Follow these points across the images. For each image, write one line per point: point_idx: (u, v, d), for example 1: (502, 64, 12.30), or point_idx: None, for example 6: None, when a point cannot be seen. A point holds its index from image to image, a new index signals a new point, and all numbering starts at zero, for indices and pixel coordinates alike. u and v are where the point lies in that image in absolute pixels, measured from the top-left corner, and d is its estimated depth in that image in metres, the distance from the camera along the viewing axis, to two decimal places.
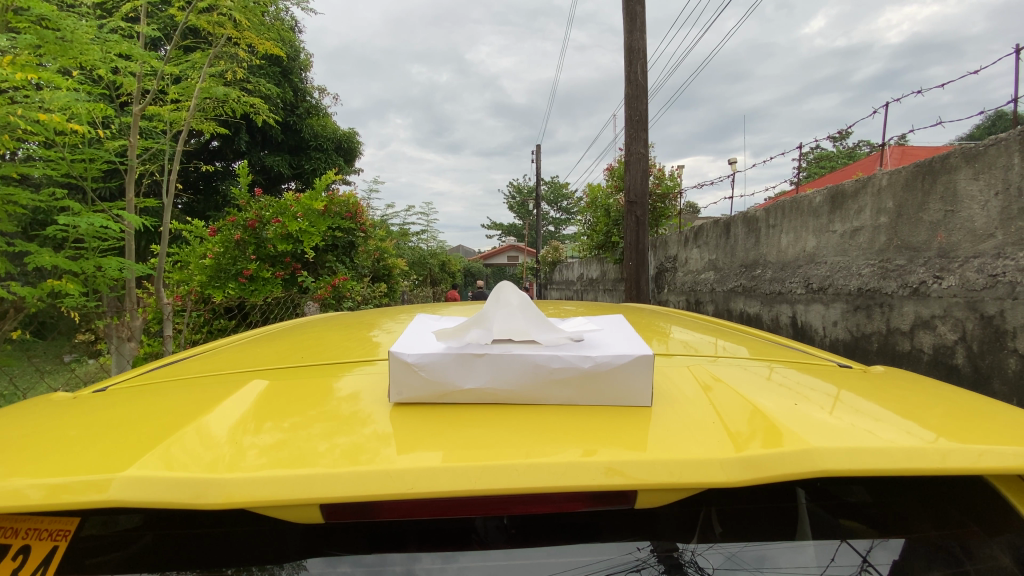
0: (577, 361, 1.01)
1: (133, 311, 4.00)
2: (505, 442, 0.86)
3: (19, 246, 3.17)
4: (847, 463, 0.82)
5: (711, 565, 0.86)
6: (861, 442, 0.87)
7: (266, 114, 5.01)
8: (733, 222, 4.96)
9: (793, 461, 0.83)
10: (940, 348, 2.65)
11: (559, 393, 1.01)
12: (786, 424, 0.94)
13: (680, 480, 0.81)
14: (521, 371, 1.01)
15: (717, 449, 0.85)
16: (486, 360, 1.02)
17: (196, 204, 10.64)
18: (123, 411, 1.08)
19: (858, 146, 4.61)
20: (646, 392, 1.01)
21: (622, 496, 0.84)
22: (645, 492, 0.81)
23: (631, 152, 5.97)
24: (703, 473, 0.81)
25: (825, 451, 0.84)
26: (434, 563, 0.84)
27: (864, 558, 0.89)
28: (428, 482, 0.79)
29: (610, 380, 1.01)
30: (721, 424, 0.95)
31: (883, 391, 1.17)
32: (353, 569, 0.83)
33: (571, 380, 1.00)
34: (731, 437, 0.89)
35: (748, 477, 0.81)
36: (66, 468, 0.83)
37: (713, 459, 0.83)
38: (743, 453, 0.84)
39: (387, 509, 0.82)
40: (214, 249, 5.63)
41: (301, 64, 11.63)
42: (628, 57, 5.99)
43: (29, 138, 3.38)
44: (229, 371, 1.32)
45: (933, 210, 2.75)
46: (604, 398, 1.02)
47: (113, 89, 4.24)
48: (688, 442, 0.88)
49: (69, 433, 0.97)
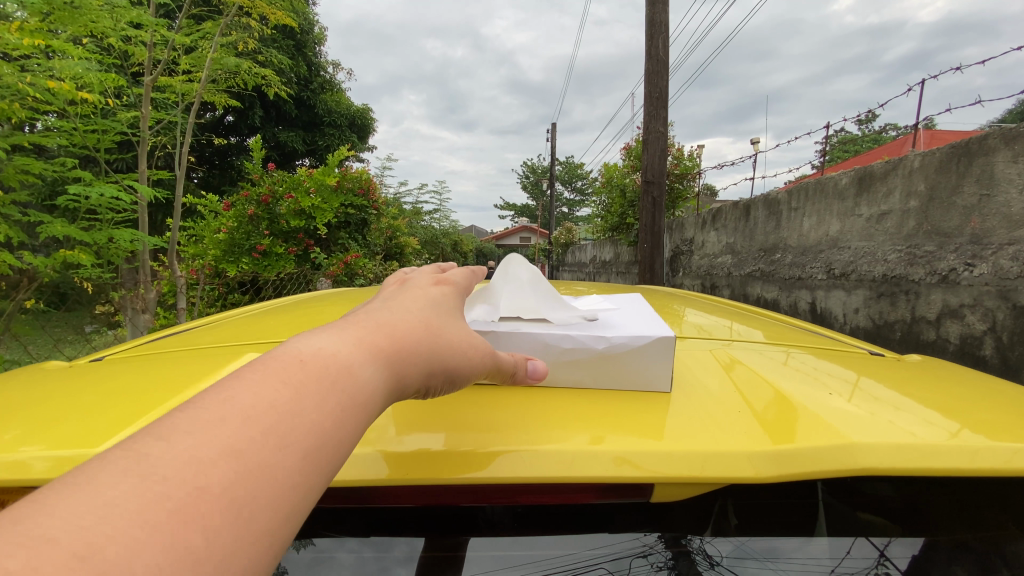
0: (592, 341, 0.96)
1: (147, 284, 4.02)
2: (513, 426, 0.83)
3: (32, 216, 3.16)
4: (864, 462, 0.77)
5: (720, 554, 0.84)
6: (877, 439, 0.81)
7: (278, 86, 4.94)
8: (754, 205, 4.81)
9: (806, 457, 0.77)
10: (967, 338, 2.56)
11: (569, 375, 0.98)
12: (817, 413, 0.89)
13: (705, 473, 0.76)
14: (531, 350, 0.96)
15: (743, 441, 0.80)
16: (499, 338, 0.96)
17: (211, 179, 10.69)
18: (122, 381, 1.06)
19: (887, 128, 4.46)
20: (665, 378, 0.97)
21: (637, 491, 0.80)
22: (663, 487, 0.77)
23: (649, 131, 5.81)
24: (730, 470, 0.76)
25: (836, 449, 0.78)
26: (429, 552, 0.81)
27: (881, 553, 0.85)
28: (431, 471, 0.75)
29: (625, 362, 0.96)
30: (748, 414, 0.89)
31: (905, 381, 1.11)
32: (362, 544, 0.83)
33: (583, 361, 0.96)
34: (738, 427, 0.84)
35: (778, 474, 0.75)
36: (72, 441, 0.81)
37: (741, 453, 0.78)
38: (777, 446, 0.79)
39: (389, 494, 0.79)
40: (228, 224, 5.60)
41: (315, 38, 11.50)
42: (649, 31, 5.79)
43: (41, 107, 3.34)
44: (229, 344, 1.30)
45: (967, 194, 2.61)
46: (618, 379, 0.98)
47: (125, 58, 4.18)
48: (712, 434, 0.83)
49: (71, 403, 0.95)
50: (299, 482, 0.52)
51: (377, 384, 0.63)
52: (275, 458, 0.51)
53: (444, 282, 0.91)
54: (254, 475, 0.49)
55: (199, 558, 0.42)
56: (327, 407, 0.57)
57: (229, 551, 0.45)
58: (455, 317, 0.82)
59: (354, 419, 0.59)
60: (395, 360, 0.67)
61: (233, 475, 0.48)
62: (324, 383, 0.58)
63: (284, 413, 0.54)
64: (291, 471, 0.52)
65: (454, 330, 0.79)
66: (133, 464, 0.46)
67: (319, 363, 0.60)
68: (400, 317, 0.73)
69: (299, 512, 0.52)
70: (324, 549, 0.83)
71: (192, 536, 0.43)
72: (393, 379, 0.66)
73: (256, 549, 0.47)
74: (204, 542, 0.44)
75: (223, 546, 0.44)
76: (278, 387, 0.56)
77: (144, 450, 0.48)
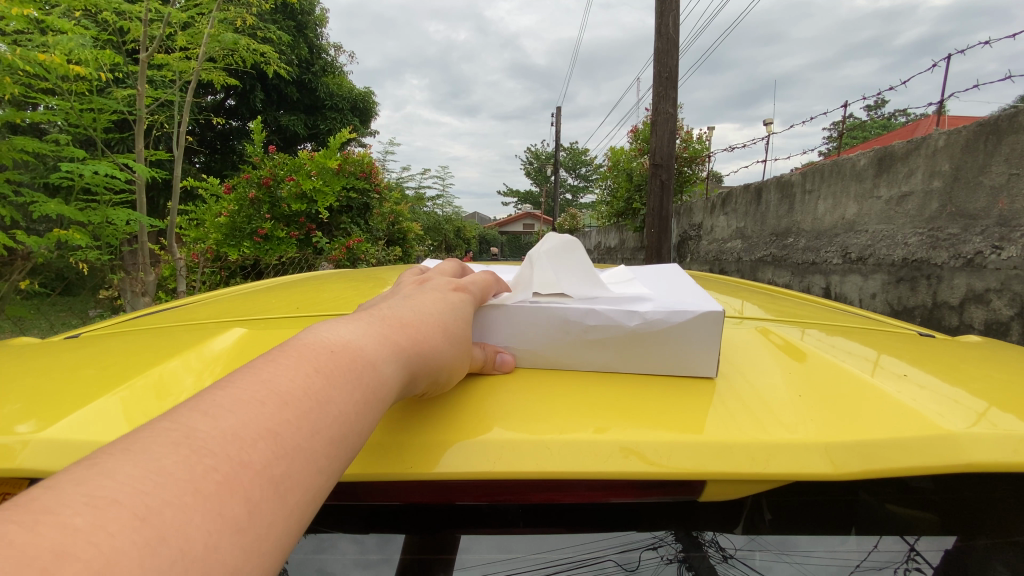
0: (623, 316, 0.88)
1: (146, 266, 3.96)
2: (529, 414, 0.76)
3: (25, 195, 3.09)
4: (907, 458, 0.69)
5: (733, 546, 0.77)
6: (909, 429, 0.73)
7: (277, 64, 4.82)
8: (766, 188, 4.69)
9: (840, 452, 0.69)
10: (993, 323, 2.48)
11: (596, 357, 0.90)
12: (867, 401, 0.81)
13: (763, 470, 0.68)
14: (554, 329, 0.89)
15: (800, 433, 0.72)
16: (521, 315, 0.89)
17: (211, 163, 10.58)
18: (87, 358, 0.98)
19: (903, 109, 4.33)
20: (707, 360, 0.88)
21: (685, 488, 0.72)
22: (713, 484, 0.70)
23: (658, 112, 5.66)
24: (788, 465, 0.68)
25: (869, 445, 0.70)
26: (410, 555, 0.75)
27: (911, 547, 0.80)
28: (445, 465, 0.68)
29: (660, 342, 0.88)
30: (802, 399, 0.81)
31: (939, 361, 1.02)
32: (366, 532, 0.77)
33: (613, 341, 0.88)
34: (762, 415, 0.77)
35: (836, 472, 0.67)
36: (14, 424, 0.73)
37: (810, 444, 0.70)
38: (843, 436, 0.72)
39: (396, 492, 0.72)
40: (229, 207, 5.53)
41: (317, 19, 11.30)
42: (660, 8, 5.63)
43: (33, 84, 3.26)
44: (211, 321, 1.23)
45: (995, 173, 2.50)
46: (651, 362, 0.90)
47: (120, 35, 4.08)
48: (758, 422, 0.75)
49: (29, 380, 0.88)
50: (324, 467, 0.51)
51: (395, 381, 0.62)
52: (305, 444, 0.50)
53: (465, 287, 0.87)
54: (288, 455, 0.48)
55: (239, 527, 0.43)
56: (353, 396, 0.55)
57: (263, 528, 0.45)
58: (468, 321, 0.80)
59: (377, 411, 0.57)
60: (413, 361, 0.65)
61: (271, 454, 0.47)
62: (350, 373, 0.56)
63: (316, 397, 0.52)
64: (317, 455, 0.51)
65: (464, 337, 0.77)
66: (182, 436, 0.46)
67: (347, 355, 0.58)
68: (419, 316, 0.71)
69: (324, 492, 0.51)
70: (326, 538, 0.77)
71: (232, 508, 0.43)
72: (409, 379, 0.64)
73: (285, 528, 0.46)
74: (246, 513, 0.44)
75: (256, 524, 0.44)
76: (310, 374, 0.54)
77: (189, 421, 0.47)
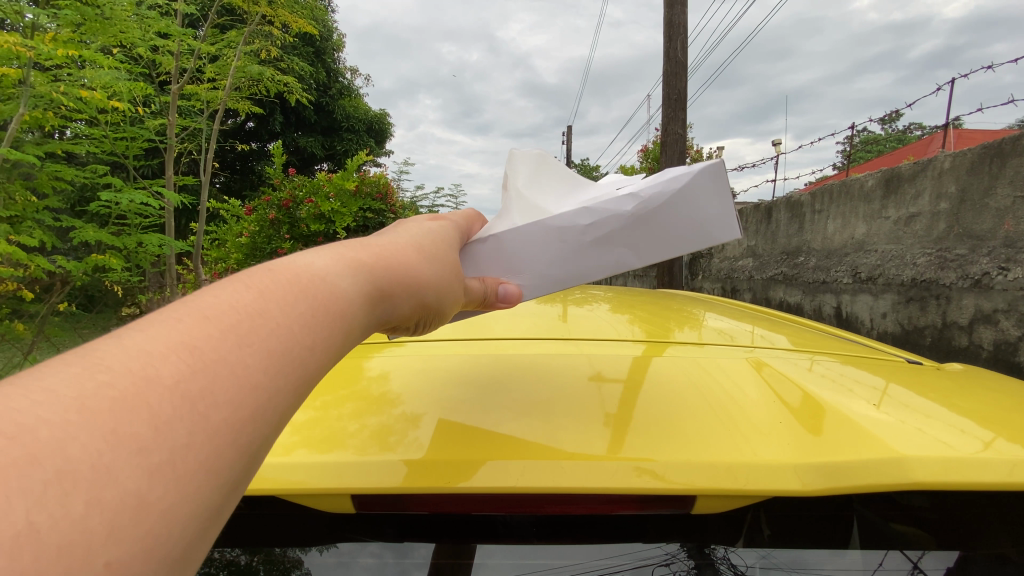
0: (620, 202, 0.93)
1: (172, 286, 4.11)
2: (551, 433, 0.83)
3: (65, 222, 3.27)
4: (891, 477, 0.75)
5: (746, 563, 0.83)
6: (894, 452, 0.79)
7: (299, 93, 5.03)
8: (775, 206, 4.74)
9: (825, 473, 0.75)
10: (1001, 344, 2.50)
11: (609, 256, 0.91)
12: (861, 425, 0.86)
13: (752, 486, 0.75)
14: (562, 246, 0.92)
15: (789, 454, 0.79)
16: (515, 237, 0.92)
17: (232, 184, 10.92)
18: None
19: (910, 128, 4.38)
20: (719, 221, 0.92)
21: (679, 500, 0.78)
22: (702, 498, 0.75)
23: (668, 133, 5.76)
24: (776, 482, 0.75)
25: (858, 466, 0.76)
26: (445, 558, 0.83)
27: (913, 565, 0.85)
28: (474, 480, 0.76)
29: (660, 219, 0.92)
30: (792, 423, 0.87)
31: (938, 390, 1.08)
32: (382, 546, 0.84)
33: (618, 230, 0.91)
34: (758, 435, 0.83)
35: (822, 487, 0.74)
36: None
37: (787, 466, 0.77)
38: (824, 458, 0.78)
39: (423, 502, 0.79)
40: (250, 229, 5.70)
41: (335, 44, 11.69)
42: (668, 32, 5.76)
43: (73, 116, 3.46)
44: None
45: (1001, 195, 2.53)
46: (664, 245, 0.91)
47: (153, 67, 4.31)
48: (756, 443, 0.82)
49: None
50: (260, 385, 0.47)
51: (357, 294, 0.58)
52: (236, 360, 0.47)
53: (445, 221, 0.89)
54: (209, 368, 0.45)
55: (143, 448, 0.38)
56: (298, 310, 0.53)
57: (180, 447, 0.40)
58: (444, 246, 0.77)
59: (326, 327, 0.54)
60: (375, 275, 0.61)
61: (187, 367, 0.44)
62: (293, 291, 0.54)
63: (250, 314, 0.51)
64: (251, 372, 0.47)
65: (441, 259, 0.73)
66: None
67: (290, 271, 0.57)
68: (388, 241, 0.69)
69: (264, 414, 0.47)
70: (346, 551, 0.85)
71: (135, 426, 0.39)
72: (376, 294, 0.61)
73: (207, 452, 0.42)
74: (152, 432, 0.39)
75: (168, 443, 0.40)
76: (247, 291, 0.53)
77: None
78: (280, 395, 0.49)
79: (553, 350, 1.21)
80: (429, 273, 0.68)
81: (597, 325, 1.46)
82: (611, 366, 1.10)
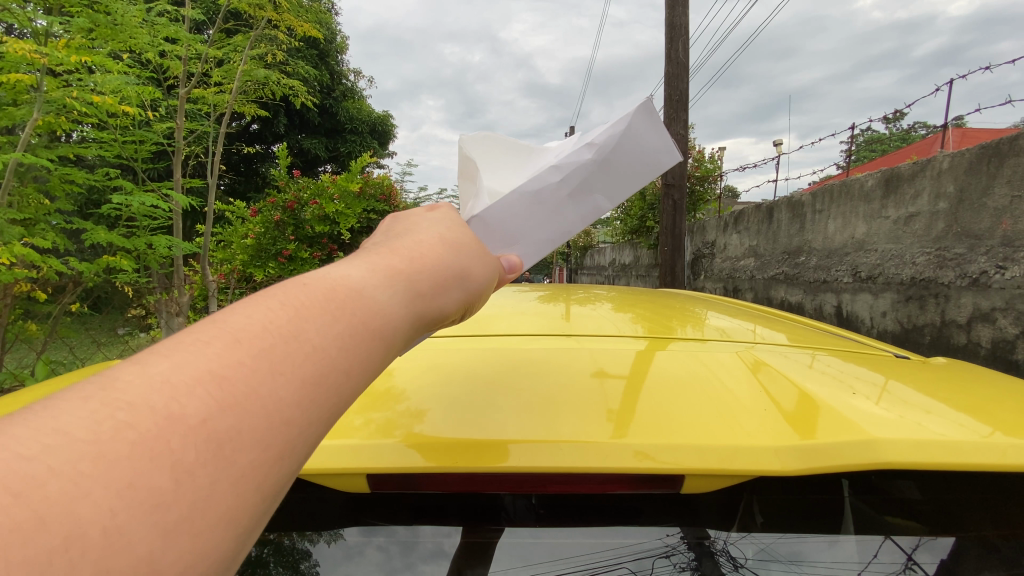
0: (578, 152, 0.90)
1: (180, 287, 4.17)
2: (558, 422, 0.88)
3: (76, 224, 3.33)
4: (868, 455, 0.80)
5: (744, 556, 0.86)
6: (872, 437, 0.83)
7: (305, 95, 5.08)
8: (777, 206, 4.75)
9: (801, 455, 0.80)
10: (999, 342, 2.53)
11: (588, 204, 0.89)
12: (850, 416, 0.90)
13: (734, 466, 0.79)
14: (545, 203, 0.87)
15: (770, 437, 0.83)
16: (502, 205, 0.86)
17: (237, 186, 10.98)
18: None
19: (913, 128, 4.39)
20: (661, 149, 0.91)
21: (668, 481, 0.83)
22: (692, 477, 0.80)
23: (670, 134, 5.79)
24: (759, 464, 0.79)
25: (838, 446, 0.81)
26: (456, 539, 0.86)
27: (909, 557, 0.87)
28: (492, 463, 0.80)
29: (622, 153, 0.90)
30: (779, 412, 0.91)
31: (932, 384, 1.12)
32: (389, 540, 0.87)
33: (587, 178, 0.89)
34: (742, 422, 0.87)
35: (800, 466, 0.79)
36: None
37: (768, 448, 0.81)
38: (804, 442, 0.82)
39: (433, 482, 0.83)
40: (255, 230, 5.75)
41: (338, 47, 11.78)
42: (669, 33, 5.79)
43: (83, 120, 3.51)
44: None
45: (998, 195, 2.55)
46: (630, 180, 0.90)
47: (160, 72, 4.37)
48: (740, 429, 0.86)
49: None
50: (293, 418, 0.47)
51: (398, 302, 0.58)
52: (266, 391, 0.46)
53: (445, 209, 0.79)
54: (237, 407, 0.44)
55: (161, 503, 0.38)
56: (335, 330, 0.52)
57: (201, 498, 0.40)
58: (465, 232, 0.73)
59: (368, 348, 0.54)
60: (414, 277, 0.60)
61: (212, 404, 0.43)
62: (333, 304, 0.54)
63: (279, 335, 0.50)
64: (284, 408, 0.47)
65: (473, 252, 0.71)
66: None
67: (331, 286, 0.56)
68: (411, 241, 0.66)
69: (295, 449, 0.47)
70: (353, 544, 0.88)
71: (155, 478, 0.39)
72: (421, 312, 0.60)
73: (231, 499, 0.42)
74: (172, 483, 0.39)
75: (190, 494, 0.40)
76: (279, 308, 0.53)
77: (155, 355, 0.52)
78: (316, 417, 0.49)
79: (556, 347, 1.24)
80: (462, 264, 0.67)
81: (600, 324, 1.49)
82: (613, 362, 1.14)
